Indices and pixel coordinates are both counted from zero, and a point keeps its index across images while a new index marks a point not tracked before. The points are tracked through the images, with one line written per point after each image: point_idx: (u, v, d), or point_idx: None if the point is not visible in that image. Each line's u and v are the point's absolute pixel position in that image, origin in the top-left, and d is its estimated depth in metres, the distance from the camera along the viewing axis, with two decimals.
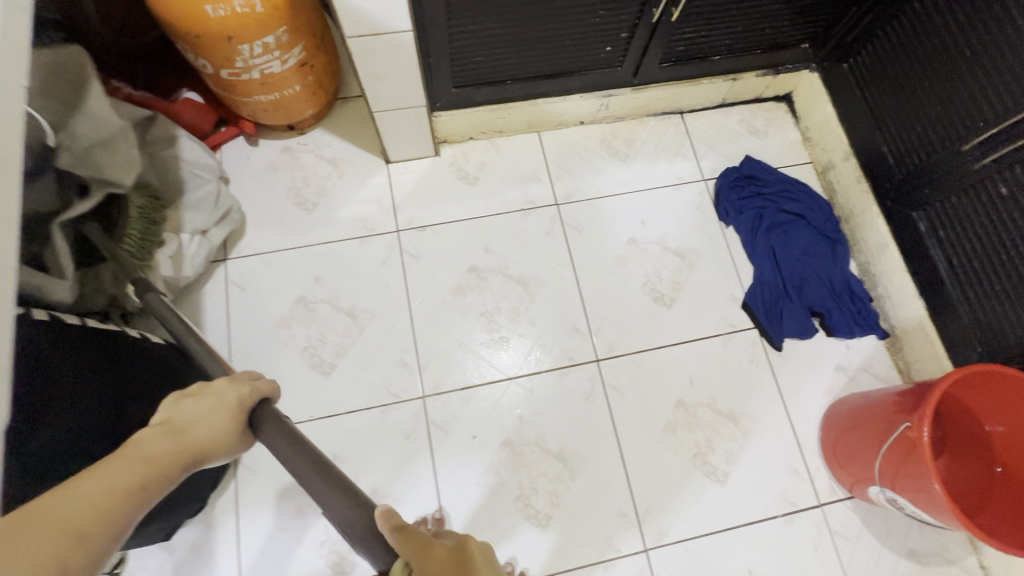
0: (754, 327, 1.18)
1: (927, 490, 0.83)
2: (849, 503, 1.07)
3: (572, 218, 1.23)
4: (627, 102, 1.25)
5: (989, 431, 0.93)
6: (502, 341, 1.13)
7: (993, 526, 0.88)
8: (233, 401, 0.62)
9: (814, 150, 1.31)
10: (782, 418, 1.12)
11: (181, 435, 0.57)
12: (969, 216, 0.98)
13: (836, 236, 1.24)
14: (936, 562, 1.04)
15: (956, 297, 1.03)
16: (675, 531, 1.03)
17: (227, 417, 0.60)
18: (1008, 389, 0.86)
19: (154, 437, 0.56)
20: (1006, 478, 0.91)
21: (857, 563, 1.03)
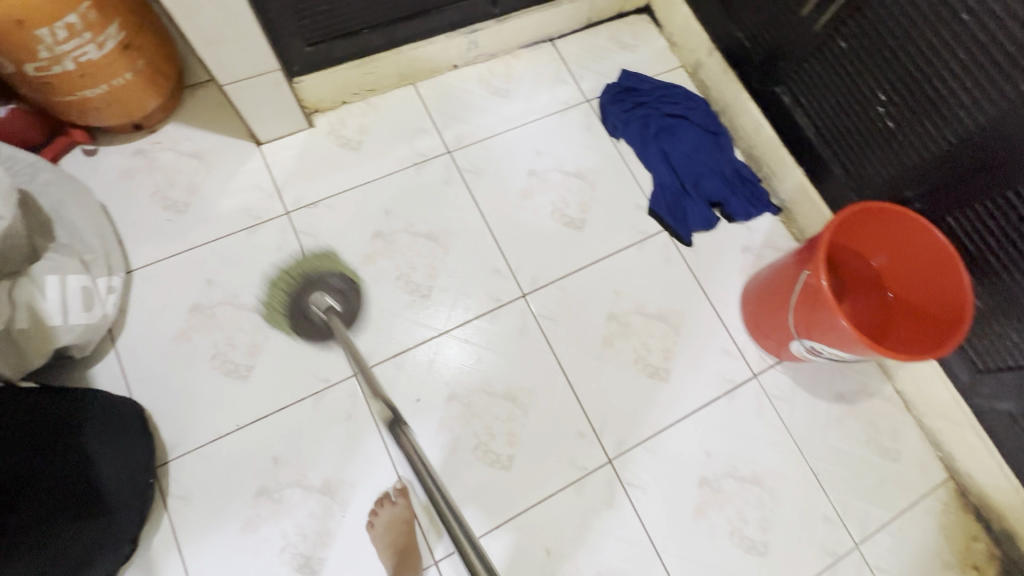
0: (663, 230, 1.22)
1: (837, 328, 0.90)
2: (779, 367, 1.15)
3: (467, 163, 1.20)
4: (495, 35, 1.23)
5: (875, 265, 1.02)
6: (425, 301, 1.09)
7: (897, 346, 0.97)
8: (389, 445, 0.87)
9: (681, 53, 1.35)
10: (706, 307, 1.17)
11: None
12: (822, 76, 1.05)
13: (719, 129, 1.29)
14: (860, 398, 1.15)
15: (827, 156, 1.11)
16: (633, 436, 1.06)
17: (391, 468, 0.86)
18: (881, 221, 0.95)
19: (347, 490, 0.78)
20: (898, 303, 1.00)
21: (796, 418, 1.12)
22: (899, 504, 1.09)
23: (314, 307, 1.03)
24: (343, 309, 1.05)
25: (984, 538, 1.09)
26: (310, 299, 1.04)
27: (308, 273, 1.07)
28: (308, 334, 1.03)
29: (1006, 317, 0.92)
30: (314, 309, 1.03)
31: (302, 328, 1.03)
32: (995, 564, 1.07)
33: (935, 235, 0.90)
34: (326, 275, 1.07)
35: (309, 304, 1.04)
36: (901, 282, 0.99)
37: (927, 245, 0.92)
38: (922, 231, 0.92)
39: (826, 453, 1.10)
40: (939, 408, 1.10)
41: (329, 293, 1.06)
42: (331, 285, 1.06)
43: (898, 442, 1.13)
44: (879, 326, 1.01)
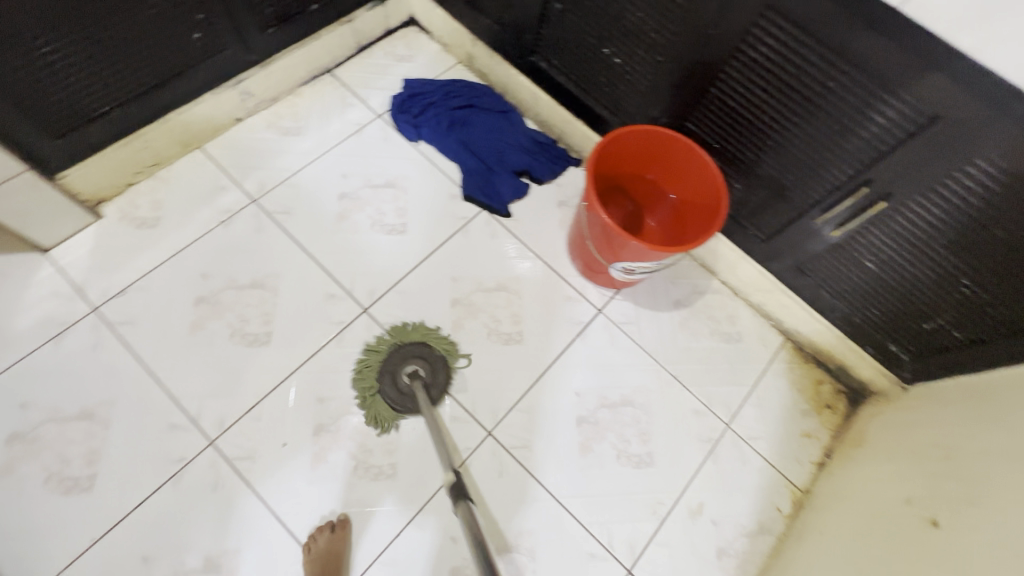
0: (483, 209, 1.29)
1: (629, 243, 1.00)
2: (618, 296, 1.25)
3: (275, 205, 1.21)
4: (266, 80, 1.26)
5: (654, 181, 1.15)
6: (267, 347, 1.08)
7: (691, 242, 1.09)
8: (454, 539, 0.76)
9: (454, 51, 1.45)
10: (540, 265, 1.25)
11: None
12: (558, 36, 1.18)
13: (507, 106, 1.40)
14: (694, 299, 1.27)
15: (592, 103, 1.23)
16: (505, 403, 1.11)
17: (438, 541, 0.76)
18: (637, 141, 1.07)
19: None
20: (683, 206, 1.13)
21: (646, 334, 1.22)
22: (752, 378, 1.21)
23: (386, 382, 1.07)
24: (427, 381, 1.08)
25: (827, 380, 1.23)
26: (398, 377, 1.07)
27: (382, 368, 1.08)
28: (398, 405, 1.05)
29: (759, 190, 1.06)
30: (405, 389, 1.05)
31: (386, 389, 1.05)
32: (842, 398, 1.22)
33: (677, 139, 1.03)
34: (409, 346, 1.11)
35: (394, 367, 1.08)
36: (676, 187, 1.12)
37: (676, 150, 1.05)
38: (668, 139, 1.05)
39: (680, 356, 1.21)
40: (754, 284, 1.24)
41: (415, 363, 1.09)
42: (416, 364, 1.09)
43: (737, 325, 1.26)
44: (676, 231, 1.13)
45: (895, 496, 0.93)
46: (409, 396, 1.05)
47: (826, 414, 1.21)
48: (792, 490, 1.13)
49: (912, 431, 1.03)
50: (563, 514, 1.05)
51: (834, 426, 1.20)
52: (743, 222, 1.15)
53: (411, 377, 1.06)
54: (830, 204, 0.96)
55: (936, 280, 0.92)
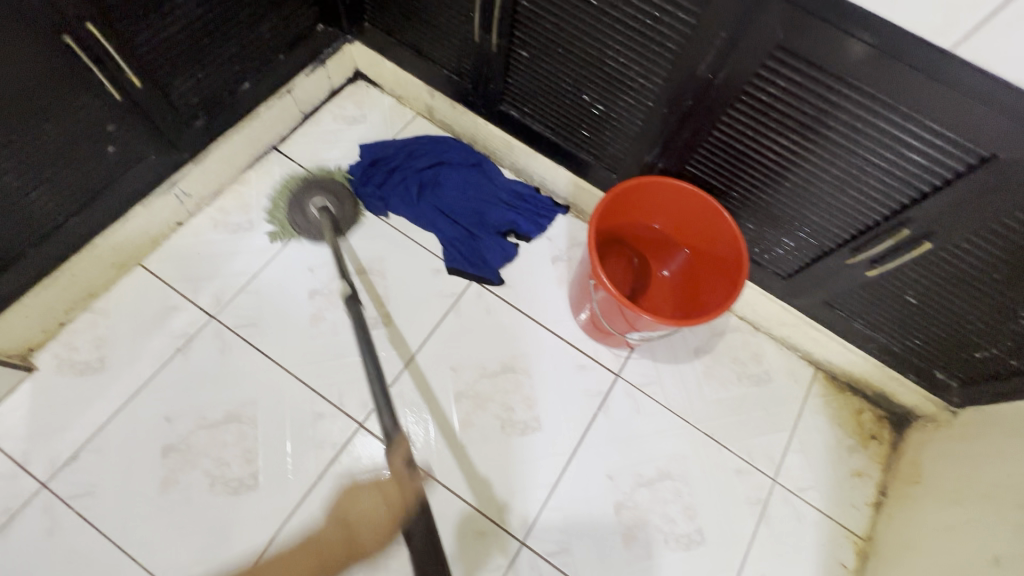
0: (471, 281, 1.16)
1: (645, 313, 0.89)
2: (634, 354, 1.14)
3: (238, 317, 1.06)
4: (203, 175, 1.11)
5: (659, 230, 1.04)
6: (256, 491, 0.95)
7: (709, 297, 0.98)
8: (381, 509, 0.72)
9: (410, 103, 1.31)
10: (544, 334, 1.13)
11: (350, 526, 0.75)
12: (526, 84, 1.05)
13: (479, 158, 1.27)
14: (714, 342, 1.17)
15: (573, 149, 1.11)
16: (533, 503, 1.00)
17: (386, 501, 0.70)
18: (638, 193, 0.96)
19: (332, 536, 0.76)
20: (695, 254, 1.02)
21: (671, 392, 1.12)
22: (790, 420, 1.12)
23: (296, 216, 1.15)
24: (337, 217, 1.17)
25: (867, 408, 1.15)
26: (308, 208, 1.16)
27: (289, 198, 1.16)
28: (304, 231, 1.14)
29: (776, 229, 0.96)
30: (313, 215, 1.15)
31: (295, 222, 1.14)
32: (886, 425, 1.14)
33: (683, 187, 0.92)
34: (315, 180, 1.18)
35: (305, 199, 1.16)
36: (685, 236, 1.01)
37: (682, 198, 0.94)
38: (672, 188, 0.94)
39: (710, 410, 1.11)
40: (776, 318, 1.14)
41: (326, 198, 1.18)
42: (324, 197, 1.17)
43: (764, 363, 1.17)
44: (691, 283, 1.03)
45: (979, 551, 0.84)
46: (315, 224, 1.14)
47: (873, 446, 1.12)
48: (853, 540, 1.05)
49: (975, 465, 0.95)
50: None
51: (883, 458, 1.12)
52: (760, 261, 1.05)
53: (320, 207, 1.15)
54: (862, 243, 0.87)
55: (988, 311, 0.84)
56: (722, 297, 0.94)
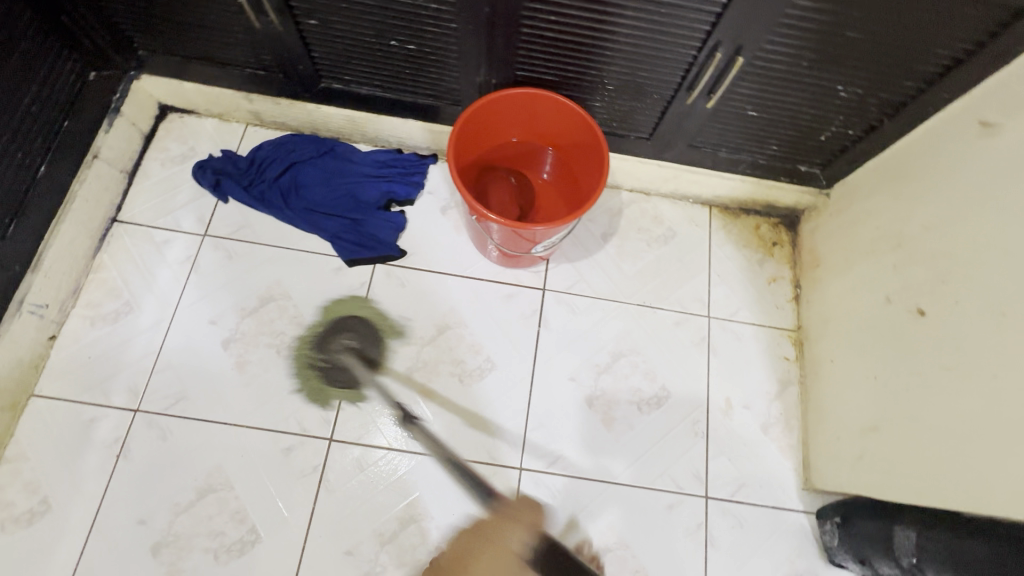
0: (374, 264, 1.15)
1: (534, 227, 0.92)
2: (552, 264, 1.19)
3: (163, 398, 1.03)
4: (49, 279, 1.02)
5: (519, 142, 1.05)
6: (261, 541, 0.96)
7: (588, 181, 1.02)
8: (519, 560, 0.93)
9: (235, 116, 1.22)
10: (464, 283, 1.16)
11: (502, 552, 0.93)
12: (334, 52, 1.00)
13: (330, 143, 1.21)
14: (617, 222, 1.23)
15: (411, 98, 1.09)
16: (516, 430, 1.06)
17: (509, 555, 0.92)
18: (481, 119, 0.96)
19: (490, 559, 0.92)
20: (559, 149, 1.04)
21: (596, 283, 1.18)
22: (704, 261, 1.22)
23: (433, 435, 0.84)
24: None
25: (763, 221, 1.26)
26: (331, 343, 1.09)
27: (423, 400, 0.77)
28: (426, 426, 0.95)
29: (620, 98, 1.00)
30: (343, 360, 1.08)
31: None
32: (782, 229, 1.26)
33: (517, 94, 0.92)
34: (344, 322, 1.11)
35: (331, 342, 1.09)
36: (544, 136, 1.03)
37: (522, 103, 0.95)
38: (508, 99, 0.94)
39: (635, 282, 1.19)
40: (659, 178, 1.21)
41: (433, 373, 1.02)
42: (344, 337, 1.10)
43: (665, 222, 1.25)
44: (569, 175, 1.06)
45: (876, 297, 0.98)
46: None
47: (777, 251, 1.25)
48: (788, 334, 1.18)
49: (853, 229, 1.07)
50: (627, 491, 1.04)
51: (789, 257, 1.24)
52: (622, 133, 1.09)
53: None
54: (693, 80, 0.92)
55: (815, 98, 0.92)
56: (597, 177, 0.98)
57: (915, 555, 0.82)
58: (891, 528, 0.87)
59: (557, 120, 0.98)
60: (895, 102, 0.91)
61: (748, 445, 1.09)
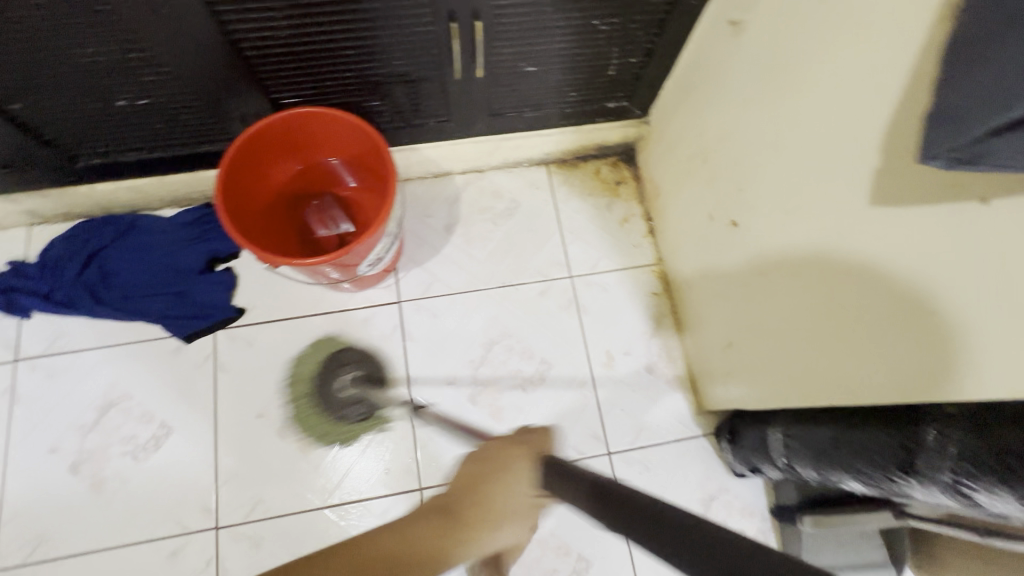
0: (212, 332, 1.07)
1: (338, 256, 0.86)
2: (401, 274, 1.14)
3: (23, 545, 0.95)
4: None
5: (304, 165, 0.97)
6: None
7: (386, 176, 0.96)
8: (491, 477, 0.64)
9: (11, 222, 1.10)
10: (314, 321, 1.10)
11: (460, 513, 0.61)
12: (68, 125, 0.90)
13: (127, 219, 1.10)
14: (456, 209, 1.19)
15: (185, 151, 1.00)
16: (406, 451, 1.03)
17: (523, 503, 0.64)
18: (244, 167, 0.88)
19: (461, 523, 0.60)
20: (348, 157, 0.97)
21: (451, 277, 1.14)
22: (553, 221, 1.20)
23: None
24: None
25: (601, 164, 1.24)
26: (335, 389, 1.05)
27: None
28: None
29: (393, 91, 0.94)
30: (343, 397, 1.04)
31: None
32: (622, 166, 1.24)
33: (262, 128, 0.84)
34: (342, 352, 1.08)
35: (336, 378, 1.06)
36: (325, 150, 0.95)
37: (276, 132, 0.87)
38: (259, 137, 0.86)
39: (490, 264, 1.16)
40: (483, 152, 1.16)
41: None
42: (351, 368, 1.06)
43: (505, 193, 1.20)
44: (370, 177, 0.99)
45: (702, 216, 0.97)
46: None
47: (623, 190, 1.23)
48: (652, 268, 1.18)
49: (672, 152, 1.06)
50: None
51: (636, 192, 1.23)
52: (419, 122, 1.03)
53: None
54: (452, 55, 0.87)
55: (578, 39, 0.89)
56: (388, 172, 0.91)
57: (786, 454, 0.84)
58: (764, 432, 0.89)
59: (325, 130, 0.91)
60: (656, 21, 0.88)
61: (637, 389, 1.10)
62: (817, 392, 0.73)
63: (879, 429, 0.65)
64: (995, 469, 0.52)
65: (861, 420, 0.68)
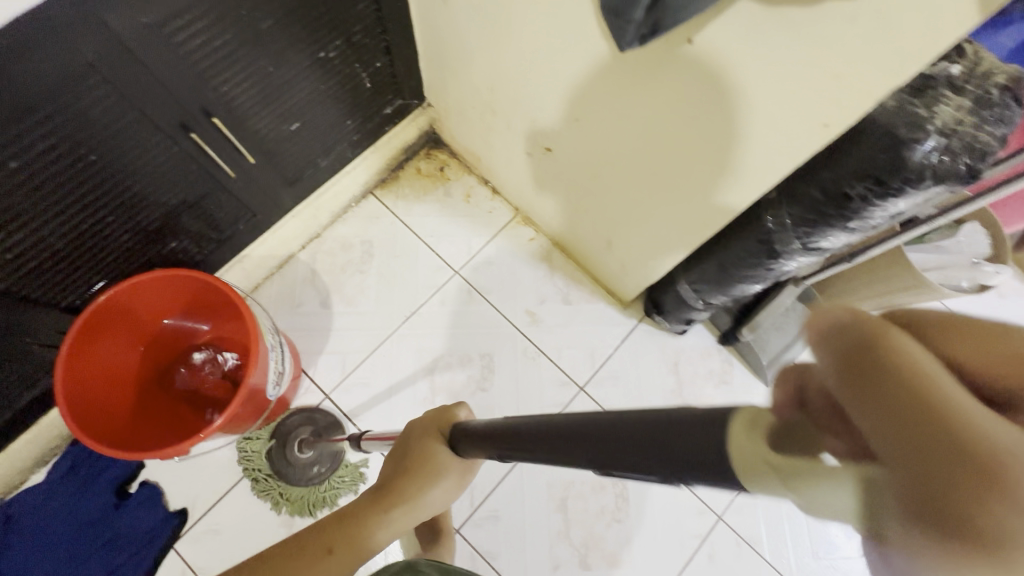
0: (172, 548, 0.98)
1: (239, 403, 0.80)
2: (312, 371, 1.10)
3: None
4: None
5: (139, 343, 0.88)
6: None
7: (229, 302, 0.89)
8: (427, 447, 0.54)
9: None
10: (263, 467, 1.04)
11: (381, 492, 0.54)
12: None
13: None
14: (320, 283, 1.15)
15: (10, 414, 0.87)
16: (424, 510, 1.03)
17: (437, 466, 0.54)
18: (81, 390, 0.79)
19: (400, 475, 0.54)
20: (177, 306, 0.89)
21: (358, 342, 1.12)
22: (410, 235, 1.20)
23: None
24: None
25: (418, 162, 1.25)
26: (292, 455, 1.04)
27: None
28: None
29: (183, 224, 0.87)
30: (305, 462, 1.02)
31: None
32: (435, 153, 1.26)
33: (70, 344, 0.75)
34: (280, 428, 1.05)
35: (284, 447, 1.04)
36: (148, 315, 0.87)
37: (86, 337, 0.78)
38: (74, 355, 0.77)
39: (383, 307, 1.15)
40: (308, 218, 1.13)
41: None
42: (295, 438, 1.05)
43: (353, 239, 1.18)
44: (214, 310, 0.92)
45: (520, 154, 1.03)
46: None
47: (449, 171, 1.25)
48: (515, 219, 1.23)
49: (466, 118, 1.09)
50: None
51: (461, 166, 1.26)
52: (227, 233, 0.97)
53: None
54: (213, 160, 0.82)
55: (320, 76, 0.87)
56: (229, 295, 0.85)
57: (699, 296, 0.95)
58: (677, 291, 1.00)
59: (134, 300, 0.82)
60: (376, 22, 0.88)
61: (568, 321, 1.17)
62: (688, 240, 0.82)
63: (740, 239, 0.75)
64: (817, 221, 0.63)
65: (727, 240, 0.79)
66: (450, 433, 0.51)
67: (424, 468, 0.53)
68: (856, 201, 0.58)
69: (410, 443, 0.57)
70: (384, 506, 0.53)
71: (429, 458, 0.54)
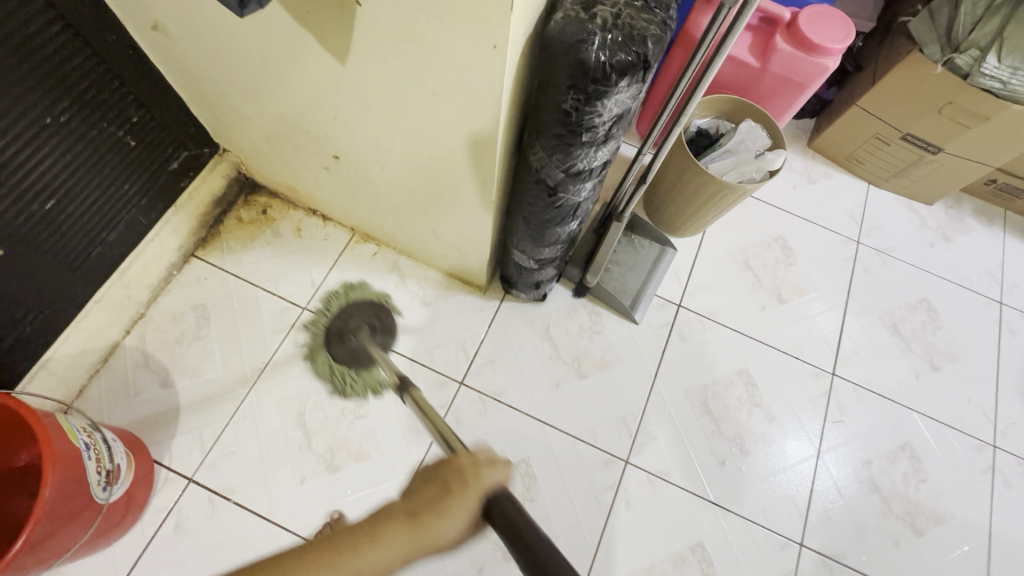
0: None
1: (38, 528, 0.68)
2: (167, 459, 1.00)
3: None
4: None
5: None
6: None
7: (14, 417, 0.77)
8: (473, 500, 0.49)
9: None
10: None
11: (413, 526, 0.48)
12: None
13: None
14: (156, 364, 1.05)
15: None
16: None
17: (463, 517, 0.49)
18: None
19: (401, 519, 0.48)
20: None
21: (213, 411, 1.04)
22: (246, 285, 1.14)
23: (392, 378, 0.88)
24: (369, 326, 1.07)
25: (236, 211, 1.19)
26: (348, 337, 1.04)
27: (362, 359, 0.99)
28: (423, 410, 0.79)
29: None
30: (356, 343, 1.03)
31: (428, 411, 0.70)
32: (254, 197, 1.21)
33: None
34: (351, 305, 1.09)
35: (344, 326, 1.05)
36: None
37: None
38: None
39: (233, 366, 1.07)
40: (120, 300, 1.04)
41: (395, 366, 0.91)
42: (356, 320, 1.06)
43: (182, 308, 1.10)
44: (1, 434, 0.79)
45: (320, 172, 1.00)
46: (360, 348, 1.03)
47: (273, 211, 1.20)
48: (354, 239, 1.20)
49: (261, 153, 1.06)
50: (430, 455, 1.04)
51: (284, 203, 1.21)
52: (12, 338, 0.87)
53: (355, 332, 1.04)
54: None
55: (59, 144, 0.81)
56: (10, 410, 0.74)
57: (530, 257, 0.96)
58: (513, 259, 1.01)
59: None
60: (107, 75, 0.84)
61: (432, 322, 1.15)
62: (486, 203, 0.83)
63: (524, 187, 0.77)
64: (561, 146, 0.66)
65: (518, 193, 0.80)
66: (493, 504, 0.49)
67: (456, 517, 0.49)
68: (575, 114, 0.60)
69: (452, 473, 0.51)
70: (414, 541, 0.47)
71: (462, 510, 0.49)
